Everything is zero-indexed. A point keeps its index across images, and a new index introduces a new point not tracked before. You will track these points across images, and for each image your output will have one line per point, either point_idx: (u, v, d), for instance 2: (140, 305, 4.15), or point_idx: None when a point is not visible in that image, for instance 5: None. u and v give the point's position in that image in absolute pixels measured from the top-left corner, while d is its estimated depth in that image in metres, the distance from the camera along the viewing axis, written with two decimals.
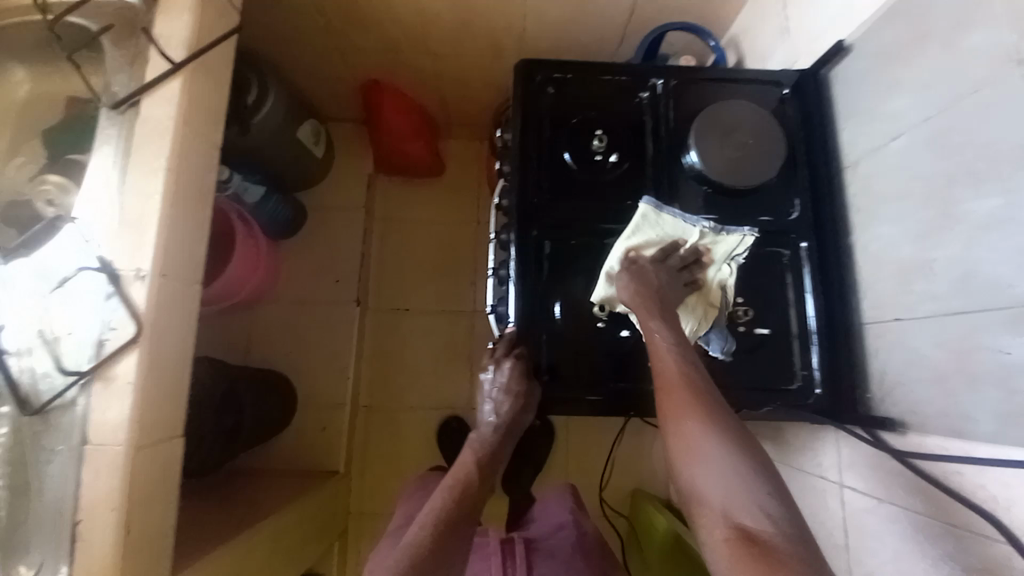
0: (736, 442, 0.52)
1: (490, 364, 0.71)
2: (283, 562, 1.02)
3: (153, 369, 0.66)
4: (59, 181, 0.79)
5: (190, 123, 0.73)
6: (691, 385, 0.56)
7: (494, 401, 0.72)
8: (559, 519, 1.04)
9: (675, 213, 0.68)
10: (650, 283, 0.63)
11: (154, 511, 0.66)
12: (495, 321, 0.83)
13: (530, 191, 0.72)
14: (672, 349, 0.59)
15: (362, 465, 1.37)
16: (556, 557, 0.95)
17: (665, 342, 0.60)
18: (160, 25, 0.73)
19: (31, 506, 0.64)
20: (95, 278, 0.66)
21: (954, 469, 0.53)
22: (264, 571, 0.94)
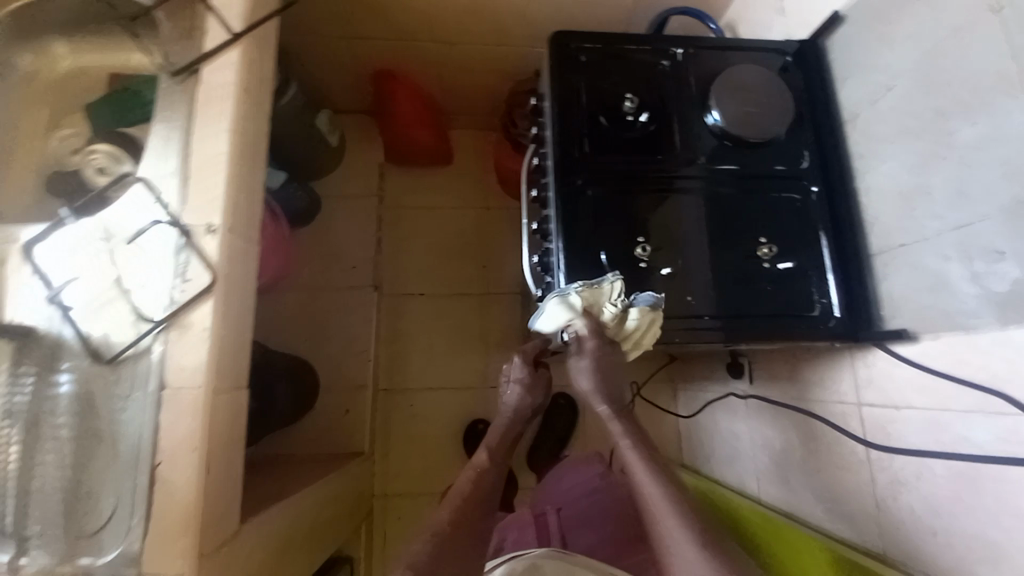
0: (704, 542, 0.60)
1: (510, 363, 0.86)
2: (320, 537, 1.04)
3: (226, 316, 0.68)
4: (110, 150, 0.82)
5: (247, 90, 0.78)
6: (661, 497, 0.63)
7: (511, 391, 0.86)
8: (590, 484, 1.07)
9: (556, 300, 0.70)
10: (604, 369, 0.69)
11: (225, 457, 0.67)
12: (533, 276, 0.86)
13: (570, 147, 0.79)
14: (641, 462, 0.66)
15: (384, 446, 1.41)
16: (587, 525, 0.98)
17: (633, 453, 0.67)
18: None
19: (105, 453, 0.65)
20: (168, 233, 0.69)
21: (962, 361, 0.62)
22: (306, 540, 0.95)
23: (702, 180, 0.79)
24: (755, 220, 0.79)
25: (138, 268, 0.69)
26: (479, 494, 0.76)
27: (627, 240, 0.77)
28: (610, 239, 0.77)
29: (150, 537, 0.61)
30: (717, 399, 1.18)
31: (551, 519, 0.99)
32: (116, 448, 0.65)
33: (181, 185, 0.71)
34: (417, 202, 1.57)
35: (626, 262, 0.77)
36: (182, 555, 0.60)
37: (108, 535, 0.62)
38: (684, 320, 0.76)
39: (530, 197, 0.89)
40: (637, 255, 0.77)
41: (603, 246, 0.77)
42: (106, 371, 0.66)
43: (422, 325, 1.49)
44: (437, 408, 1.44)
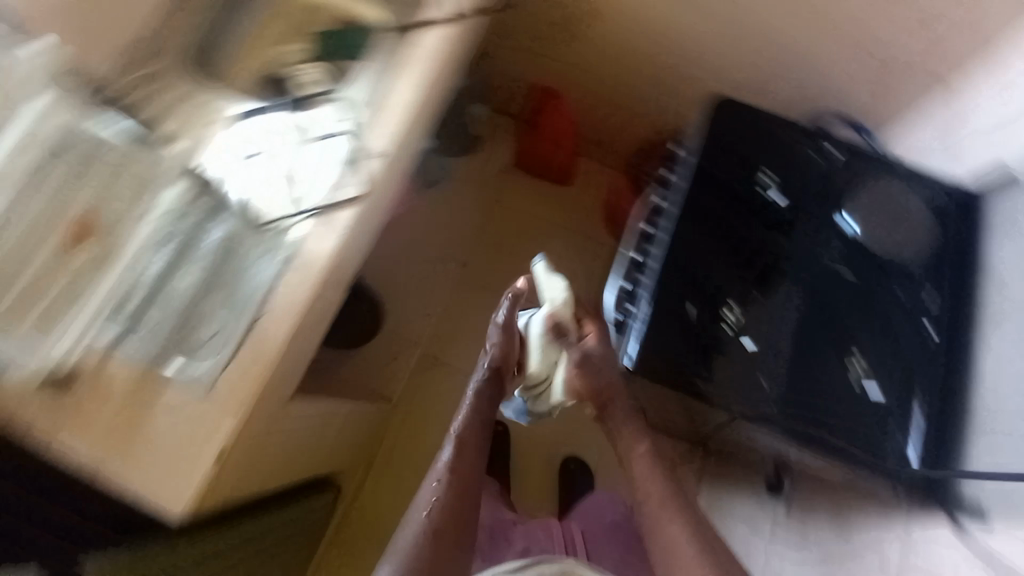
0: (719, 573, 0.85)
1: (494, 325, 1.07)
2: (317, 459, 1.13)
3: (359, 225, 0.83)
4: (320, 70, 0.98)
5: (447, 61, 0.92)
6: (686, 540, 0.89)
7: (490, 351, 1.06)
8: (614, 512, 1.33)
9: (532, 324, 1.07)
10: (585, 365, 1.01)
11: (303, 334, 0.81)
12: (622, 293, 1.01)
13: (700, 202, 0.89)
14: (676, 517, 0.91)
15: (405, 408, 1.49)
16: (610, 548, 1.26)
17: (678, 528, 0.90)
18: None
19: (219, 295, 0.78)
20: (342, 149, 0.86)
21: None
22: (304, 450, 1.03)
23: (812, 277, 0.84)
24: (853, 332, 0.81)
25: (308, 166, 0.86)
26: (465, 490, 0.93)
27: (721, 301, 0.84)
28: (705, 293, 0.85)
29: (233, 366, 0.76)
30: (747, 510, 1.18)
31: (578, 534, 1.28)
32: (231, 290, 0.79)
33: (368, 116, 0.86)
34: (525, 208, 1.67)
35: (710, 321, 0.84)
36: (248, 391, 0.75)
37: (203, 353, 0.77)
38: (749, 393, 0.81)
39: (643, 230, 1.04)
40: (721, 317, 0.84)
41: (696, 297, 0.85)
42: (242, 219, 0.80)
43: (483, 317, 1.57)
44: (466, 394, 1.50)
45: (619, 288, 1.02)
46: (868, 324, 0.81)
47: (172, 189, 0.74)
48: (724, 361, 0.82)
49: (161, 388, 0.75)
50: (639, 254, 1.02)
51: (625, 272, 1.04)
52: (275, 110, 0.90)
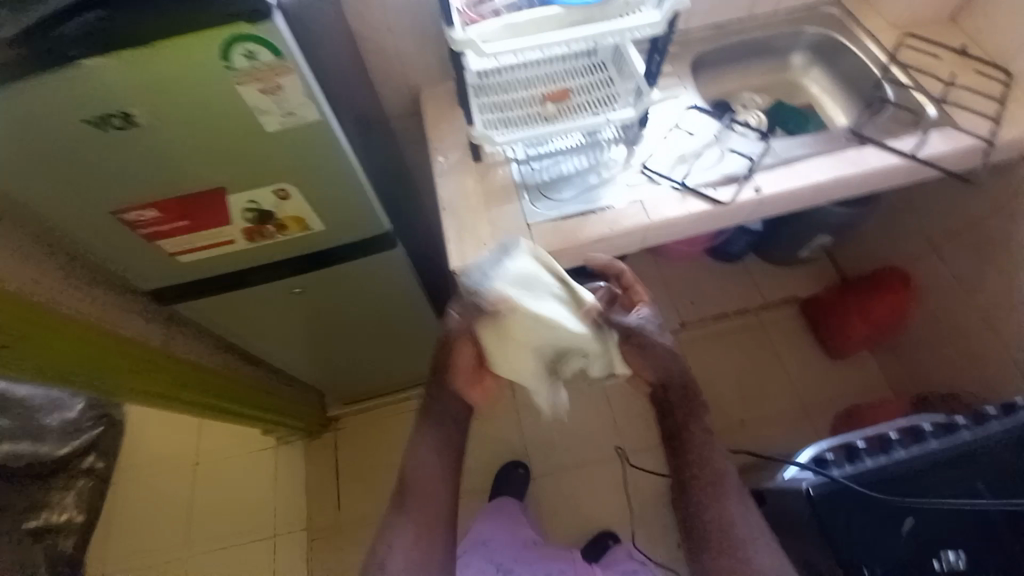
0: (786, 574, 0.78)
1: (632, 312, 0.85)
2: (394, 346, 1.41)
3: (702, 218, 1.01)
4: (760, 120, 1.16)
5: (874, 178, 1.00)
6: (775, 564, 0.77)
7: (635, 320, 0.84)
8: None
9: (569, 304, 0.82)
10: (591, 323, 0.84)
11: (605, 248, 1.03)
12: (835, 443, 0.96)
13: (994, 449, 0.83)
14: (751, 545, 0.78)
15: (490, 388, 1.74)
16: None
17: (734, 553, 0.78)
18: (942, 130, 0.99)
19: (584, 184, 1.06)
20: (738, 167, 1.04)
21: None
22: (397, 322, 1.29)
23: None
24: None
25: (706, 161, 1.06)
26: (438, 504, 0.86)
27: (944, 543, 0.79)
28: (931, 523, 0.80)
29: (556, 225, 1.01)
30: None
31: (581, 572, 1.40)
32: (588, 186, 1.05)
33: (774, 164, 1.03)
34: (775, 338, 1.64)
35: (929, 550, 0.79)
36: (550, 244, 0.99)
37: (544, 203, 1.04)
38: None
39: (905, 423, 0.96)
40: (941, 555, 0.78)
41: (922, 518, 0.81)
42: (627, 156, 1.08)
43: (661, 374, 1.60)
44: None
45: (837, 439, 0.96)
46: None
47: (626, 114, 0.98)
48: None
49: (510, 202, 1.05)
50: (885, 434, 0.94)
51: (855, 435, 0.96)
52: (710, 118, 1.12)
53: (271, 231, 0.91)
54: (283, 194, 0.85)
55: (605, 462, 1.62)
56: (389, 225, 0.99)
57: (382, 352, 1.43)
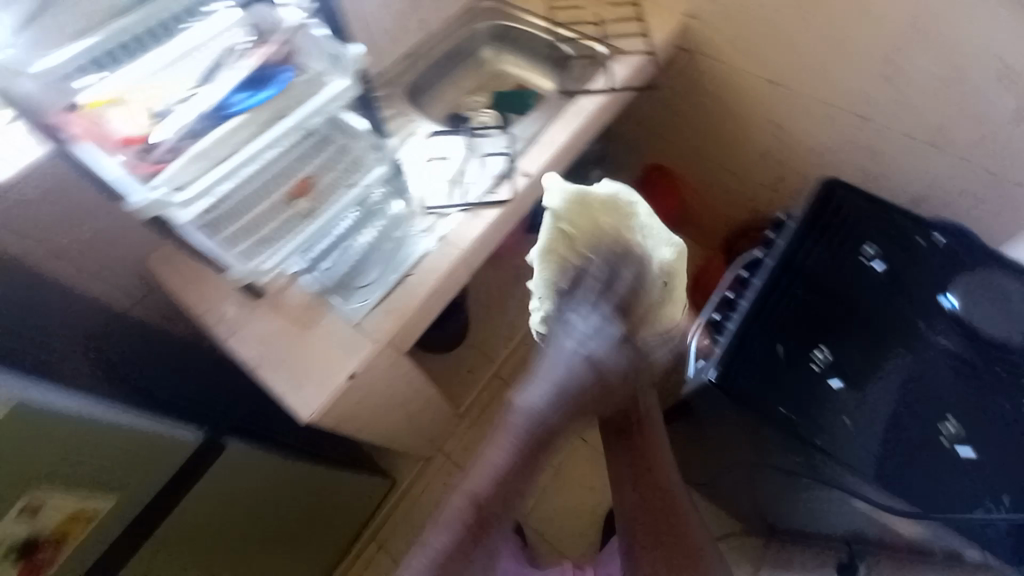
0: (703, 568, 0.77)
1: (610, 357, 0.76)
2: (302, 519, 1.15)
3: (501, 221, 1.04)
4: (493, 116, 1.27)
5: (599, 116, 1.16)
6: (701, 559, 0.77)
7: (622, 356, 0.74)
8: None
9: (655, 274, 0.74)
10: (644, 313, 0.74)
11: (441, 298, 0.98)
12: (706, 326, 1.10)
13: (797, 256, 0.96)
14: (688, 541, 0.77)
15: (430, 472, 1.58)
16: None
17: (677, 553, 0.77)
18: (616, 60, 1.19)
19: (386, 254, 0.98)
20: (501, 162, 1.10)
21: None
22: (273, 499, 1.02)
23: (935, 350, 0.83)
24: (945, 398, 0.80)
25: (474, 172, 1.09)
26: None
27: (806, 348, 0.89)
28: (790, 341, 0.90)
29: (383, 306, 0.93)
30: None
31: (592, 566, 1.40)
32: (389, 253, 0.98)
33: (526, 144, 1.11)
34: None
35: (803, 361, 0.88)
36: (389, 329, 0.91)
37: (359, 294, 0.94)
38: (825, 431, 0.83)
39: (737, 277, 1.14)
40: (811, 359, 0.88)
41: (783, 341, 0.90)
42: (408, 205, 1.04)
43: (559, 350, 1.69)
44: None
45: (705, 321, 1.10)
46: (961, 384, 0.81)
47: (379, 171, 0.93)
48: (802, 403, 0.86)
49: (320, 315, 0.93)
50: (730, 295, 1.12)
51: (711, 307, 1.13)
52: (453, 135, 1.15)
53: (50, 553, 0.74)
54: (31, 509, 0.70)
55: (568, 459, 1.62)
56: (196, 432, 0.88)
57: (322, 526, 1.24)
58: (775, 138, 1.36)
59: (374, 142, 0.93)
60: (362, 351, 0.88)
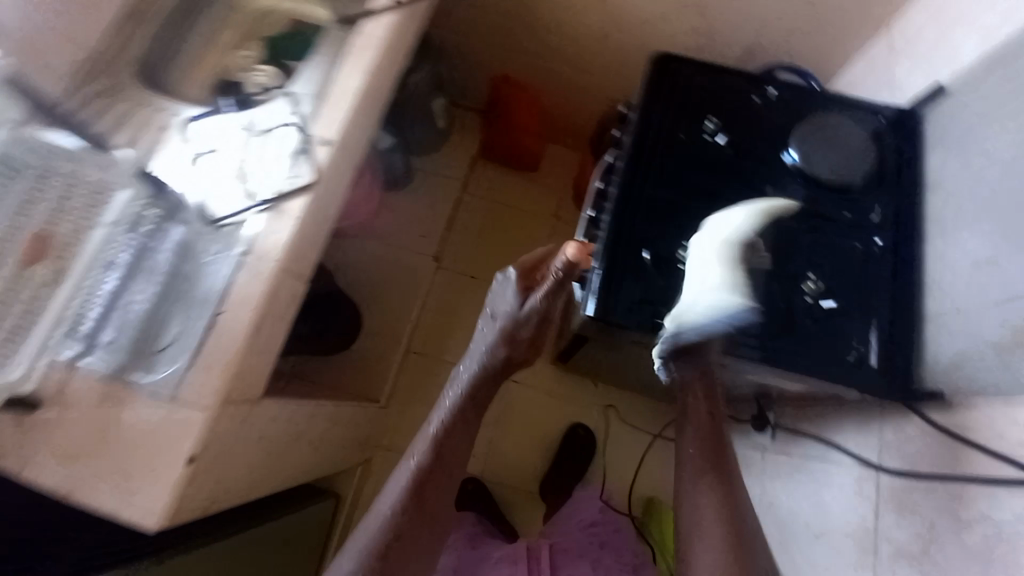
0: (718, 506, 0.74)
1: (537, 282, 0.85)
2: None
3: (313, 214, 0.81)
4: (273, 71, 0.99)
5: (392, 46, 0.93)
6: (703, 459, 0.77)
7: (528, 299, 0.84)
8: (591, 516, 1.31)
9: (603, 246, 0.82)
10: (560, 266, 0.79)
11: (274, 330, 0.80)
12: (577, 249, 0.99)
13: (644, 150, 0.87)
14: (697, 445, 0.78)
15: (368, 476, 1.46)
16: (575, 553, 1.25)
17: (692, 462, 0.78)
18: None
19: (185, 296, 0.78)
20: (292, 136, 0.84)
21: (975, 448, 0.60)
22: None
23: (786, 212, 0.81)
24: (800, 258, 0.79)
25: (261, 158, 0.84)
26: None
27: (670, 245, 0.83)
28: (655, 244, 0.83)
29: (197, 366, 0.73)
30: (738, 450, 1.11)
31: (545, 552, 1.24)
32: (191, 293, 0.78)
33: (316, 104, 0.86)
34: (498, 195, 1.69)
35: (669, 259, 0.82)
36: (216, 390, 0.72)
37: (166, 358, 0.75)
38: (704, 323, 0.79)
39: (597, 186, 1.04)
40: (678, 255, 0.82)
41: (648, 245, 0.83)
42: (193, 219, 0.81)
43: (462, 304, 1.60)
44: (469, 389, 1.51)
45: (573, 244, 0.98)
46: (812, 238, 0.80)
47: (126, 193, 0.76)
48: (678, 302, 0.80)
49: (125, 398, 0.74)
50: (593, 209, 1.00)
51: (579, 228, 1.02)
52: (227, 112, 0.90)
53: None
54: None
55: None
56: None
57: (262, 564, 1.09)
58: (603, 18, 1.20)
59: (99, 157, 0.76)
60: (196, 423, 0.71)
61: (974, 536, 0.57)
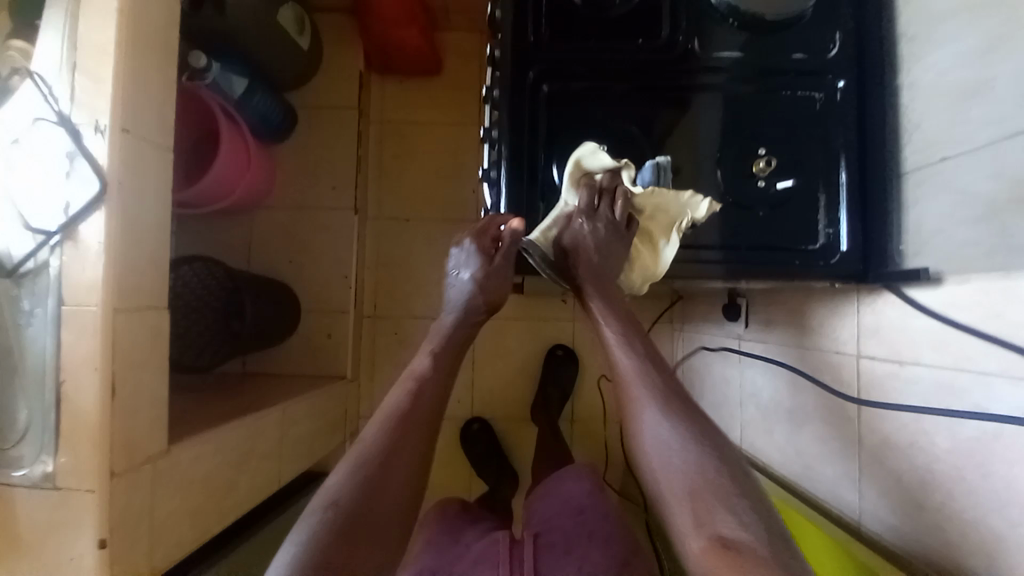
0: (692, 434, 0.53)
1: (475, 253, 0.68)
2: None
3: (124, 228, 0.63)
4: (21, 45, 0.69)
5: None
6: (646, 379, 0.57)
7: (473, 270, 0.69)
8: (578, 500, 0.91)
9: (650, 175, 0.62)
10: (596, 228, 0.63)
11: (145, 377, 0.66)
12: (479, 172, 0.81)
13: (527, 28, 0.65)
14: (622, 344, 0.60)
15: None
16: (570, 554, 0.83)
17: (629, 362, 0.59)
18: None
19: (18, 373, 0.63)
20: (56, 135, 0.62)
21: (967, 335, 0.50)
22: None
23: (722, 73, 0.63)
24: (744, 132, 0.63)
25: (30, 176, 0.63)
26: None
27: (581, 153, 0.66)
28: (565, 155, 0.66)
29: (63, 452, 0.61)
30: (712, 342, 1.05)
31: (528, 547, 0.84)
32: (19, 366, 0.63)
33: (71, 80, 0.63)
34: (404, 114, 1.43)
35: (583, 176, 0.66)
36: (96, 467, 0.60)
37: (27, 451, 0.62)
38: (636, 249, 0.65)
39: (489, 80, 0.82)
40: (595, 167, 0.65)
41: (557, 161, 0.67)
42: None
43: (402, 251, 1.41)
44: None
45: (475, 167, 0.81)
46: (755, 102, 0.63)
47: None
48: None
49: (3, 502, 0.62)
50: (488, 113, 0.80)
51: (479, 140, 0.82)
52: None
53: None
54: None
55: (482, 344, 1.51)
56: None
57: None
58: None
59: None
60: (90, 506, 0.61)
61: (970, 427, 0.50)
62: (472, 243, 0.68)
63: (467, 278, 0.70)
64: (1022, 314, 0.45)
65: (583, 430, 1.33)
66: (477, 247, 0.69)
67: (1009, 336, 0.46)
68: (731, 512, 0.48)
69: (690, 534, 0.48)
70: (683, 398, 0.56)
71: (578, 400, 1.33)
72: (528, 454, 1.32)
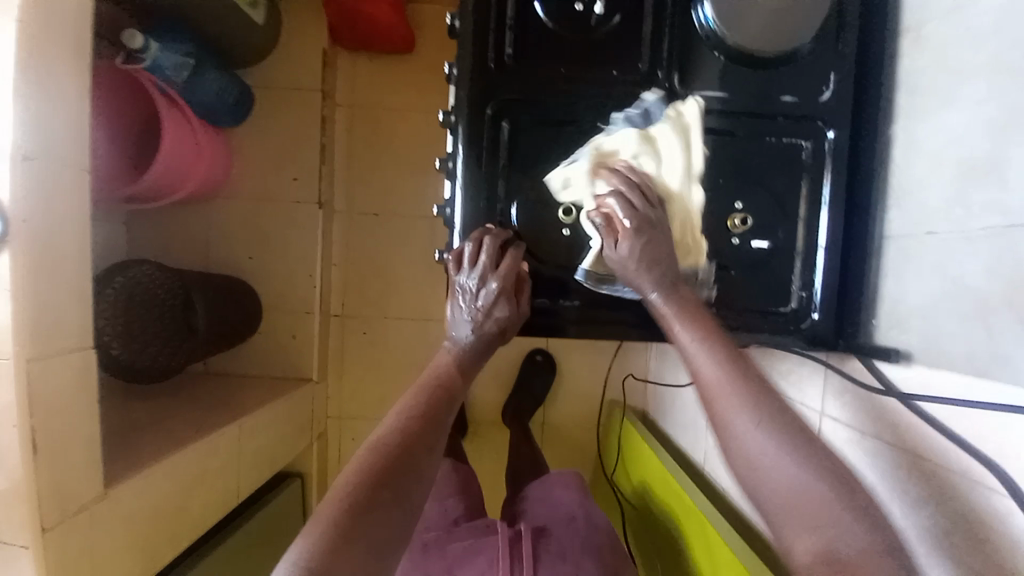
0: (792, 446, 0.44)
1: (493, 289, 0.60)
2: None
3: (37, 270, 0.56)
4: None
5: None
6: (733, 385, 0.48)
7: (486, 310, 0.62)
8: (569, 507, 0.86)
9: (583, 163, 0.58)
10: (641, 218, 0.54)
11: (76, 423, 0.62)
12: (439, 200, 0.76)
13: (489, 52, 0.58)
14: (701, 347, 0.51)
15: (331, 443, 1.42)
16: (566, 560, 0.77)
17: (707, 364, 0.49)
18: None
19: None
20: None
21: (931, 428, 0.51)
22: None
23: (704, 114, 0.58)
24: (724, 183, 0.59)
25: None
26: None
27: (546, 196, 0.61)
28: (526, 195, 0.61)
29: None
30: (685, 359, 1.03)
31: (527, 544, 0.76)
32: None
33: None
34: (376, 96, 1.32)
35: (545, 222, 0.62)
36: (28, 521, 0.58)
37: None
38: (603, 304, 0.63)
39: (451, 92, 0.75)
40: (559, 218, 0.62)
41: (517, 200, 0.62)
42: None
43: (375, 246, 1.35)
44: (404, 339, 1.36)
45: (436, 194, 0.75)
46: (738, 148, 0.59)
47: None
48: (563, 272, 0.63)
49: None
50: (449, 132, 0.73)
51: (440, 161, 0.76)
52: None
53: None
54: None
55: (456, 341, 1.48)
56: None
57: None
58: None
59: None
60: (26, 560, 0.59)
61: (924, 515, 0.52)
62: (500, 282, 0.59)
63: (486, 316, 0.62)
64: (996, 423, 0.45)
65: (554, 434, 1.33)
66: (505, 286, 0.60)
67: (980, 442, 0.46)
68: (845, 525, 0.40)
69: (794, 537, 0.41)
70: (768, 390, 0.47)
71: (551, 403, 1.32)
72: (499, 454, 1.32)
